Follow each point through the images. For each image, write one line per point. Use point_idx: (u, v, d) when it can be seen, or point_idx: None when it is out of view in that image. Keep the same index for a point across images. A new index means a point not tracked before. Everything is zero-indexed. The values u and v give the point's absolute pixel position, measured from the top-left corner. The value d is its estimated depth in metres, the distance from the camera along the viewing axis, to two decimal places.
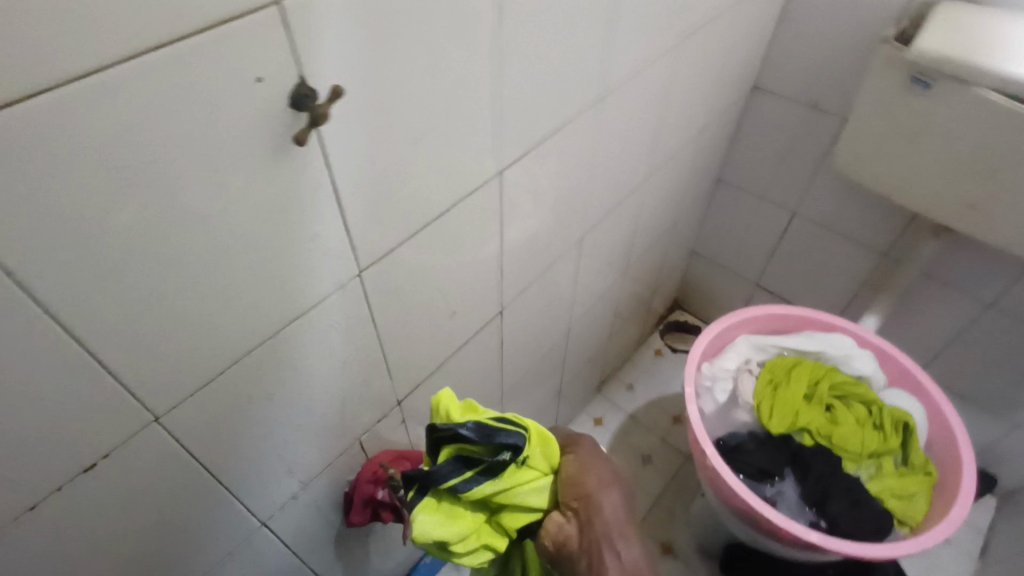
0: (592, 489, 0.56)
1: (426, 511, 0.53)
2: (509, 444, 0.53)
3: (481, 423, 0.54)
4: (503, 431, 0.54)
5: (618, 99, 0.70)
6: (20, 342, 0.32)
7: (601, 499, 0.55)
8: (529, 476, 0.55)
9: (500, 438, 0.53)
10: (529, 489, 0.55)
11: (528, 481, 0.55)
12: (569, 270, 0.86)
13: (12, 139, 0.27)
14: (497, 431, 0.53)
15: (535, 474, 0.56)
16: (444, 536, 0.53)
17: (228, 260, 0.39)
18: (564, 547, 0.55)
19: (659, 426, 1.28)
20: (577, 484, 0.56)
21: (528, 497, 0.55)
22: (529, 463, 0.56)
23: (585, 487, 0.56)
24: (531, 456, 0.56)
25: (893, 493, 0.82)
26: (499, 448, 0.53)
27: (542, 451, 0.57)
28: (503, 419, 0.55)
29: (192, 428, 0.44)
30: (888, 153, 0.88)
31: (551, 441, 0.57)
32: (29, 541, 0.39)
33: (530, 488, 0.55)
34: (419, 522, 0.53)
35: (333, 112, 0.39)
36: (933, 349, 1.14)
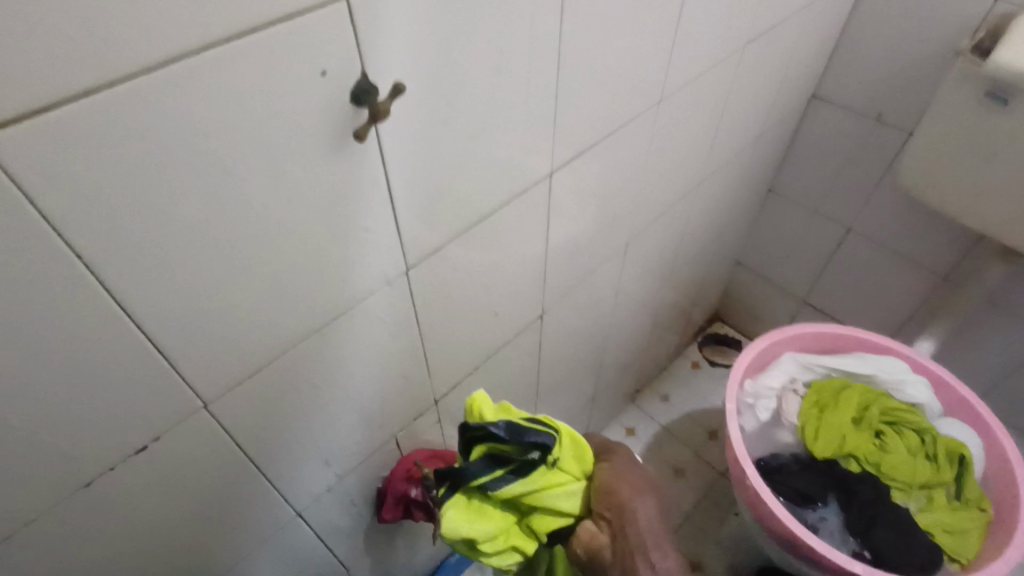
0: (626, 496, 0.53)
1: (457, 507, 0.53)
2: (538, 442, 0.52)
3: (511, 422, 0.53)
4: (533, 429, 0.53)
5: (673, 104, 0.69)
6: (86, 323, 0.33)
7: (635, 507, 0.52)
8: (561, 479, 0.54)
9: (529, 436, 0.52)
10: (561, 493, 0.53)
11: (560, 485, 0.54)
12: (612, 275, 0.85)
13: (93, 124, 0.27)
14: (528, 431, 0.53)
15: (567, 477, 0.54)
16: (472, 532, 0.52)
17: (282, 252, 0.39)
18: (597, 554, 0.52)
19: (693, 439, 1.25)
20: (609, 492, 0.54)
21: (558, 499, 0.53)
22: (562, 466, 0.54)
23: (617, 495, 0.53)
24: (564, 458, 0.55)
25: (943, 528, 0.78)
26: (530, 447, 0.53)
27: (575, 455, 0.56)
28: (534, 420, 0.54)
29: (238, 415, 0.45)
30: (956, 171, 0.84)
31: (582, 445, 0.56)
32: (80, 516, 0.40)
33: (561, 491, 0.53)
34: (449, 516, 0.52)
35: (393, 109, 0.39)
36: (990, 378, 1.08)
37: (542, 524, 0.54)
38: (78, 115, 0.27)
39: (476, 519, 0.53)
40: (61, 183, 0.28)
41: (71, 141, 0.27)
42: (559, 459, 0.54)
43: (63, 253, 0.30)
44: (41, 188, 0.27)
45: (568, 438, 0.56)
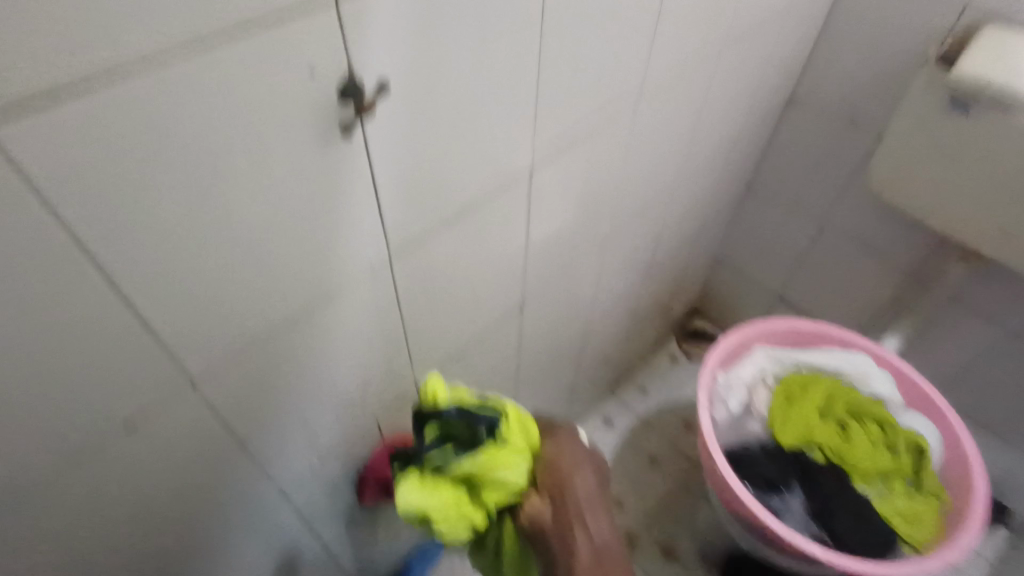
0: (568, 471, 0.56)
1: (409, 483, 0.52)
2: (486, 422, 0.54)
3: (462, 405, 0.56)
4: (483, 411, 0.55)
5: (652, 103, 0.71)
6: (79, 303, 0.34)
7: (575, 483, 0.55)
8: (509, 454, 0.53)
9: (479, 417, 0.55)
10: (509, 467, 0.53)
11: (507, 458, 0.53)
12: (592, 268, 0.87)
13: (92, 114, 0.29)
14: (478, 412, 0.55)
15: (516, 451, 0.54)
16: (424, 505, 0.51)
17: (270, 239, 0.41)
18: (539, 528, 0.54)
19: (669, 430, 1.28)
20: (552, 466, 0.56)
21: (508, 473, 0.52)
22: (510, 442, 0.55)
23: (560, 471, 0.56)
24: (513, 436, 0.55)
25: (901, 515, 0.82)
26: (478, 425, 0.54)
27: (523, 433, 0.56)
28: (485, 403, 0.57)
29: (223, 396, 0.47)
30: (923, 174, 0.87)
31: (529, 425, 0.57)
32: (70, 490, 0.42)
33: (510, 465, 0.53)
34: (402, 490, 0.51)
35: (377, 104, 0.41)
36: (954, 374, 1.12)
37: (494, 498, 0.53)
38: (78, 105, 0.28)
39: (427, 494, 0.52)
40: (60, 169, 0.29)
41: (70, 129, 0.29)
42: (506, 435, 0.55)
43: (60, 236, 0.31)
44: (42, 173, 0.29)
45: (516, 418, 0.57)
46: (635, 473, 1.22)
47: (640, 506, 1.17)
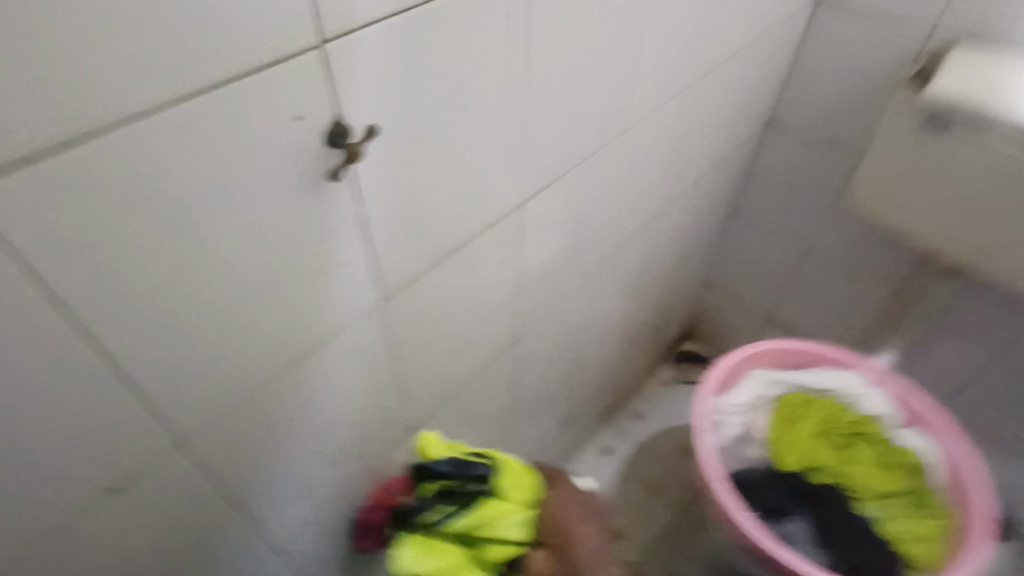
0: (570, 521, 0.59)
1: (410, 548, 0.54)
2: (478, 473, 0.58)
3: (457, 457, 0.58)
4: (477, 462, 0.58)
5: (636, 134, 0.71)
6: (58, 369, 0.33)
7: (578, 535, 0.58)
8: (507, 507, 0.57)
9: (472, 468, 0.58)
10: (508, 521, 0.56)
11: (506, 513, 0.57)
12: (583, 297, 0.86)
13: (70, 174, 0.28)
14: (471, 464, 0.58)
15: (514, 503, 0.58)
16: (427, 569, 0.53)
17: (257, 290, 0.40)
18: None
19: (667, 456, 1.27)
20: (554, 518, 0.59)
21: (507, 527, 0.56)
22: (507, 495, 0.58)
23: (562, 523, 0.58)
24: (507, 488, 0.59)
25: (906, 535, 0.82)
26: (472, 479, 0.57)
27: (518, 484, 0.60)
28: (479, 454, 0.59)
29: (212, 453, 0.45)
30: (904, 193, 0.89)
31: (523, 473, 0.60)
32: (50, 564, 0.40)
33: (509, 519, 0.56)
34: (402, 556, 0.53)
35: (366, 150, 0.40)
36: (946, 388, 1.13)
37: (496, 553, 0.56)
38: (53, 167, 0.27)
39: (430, 557, 0.54)
40: (37, 233, 0.28)
41: (48, 193, 0.28)
42: (501, 486, 0.58)
43: (37, 301, 0.30)
44: (18, 239, 0.28)
45: (510, 467, 0.60)
46: (635, 503, 1.20)
47: (642, 537, 1.15)
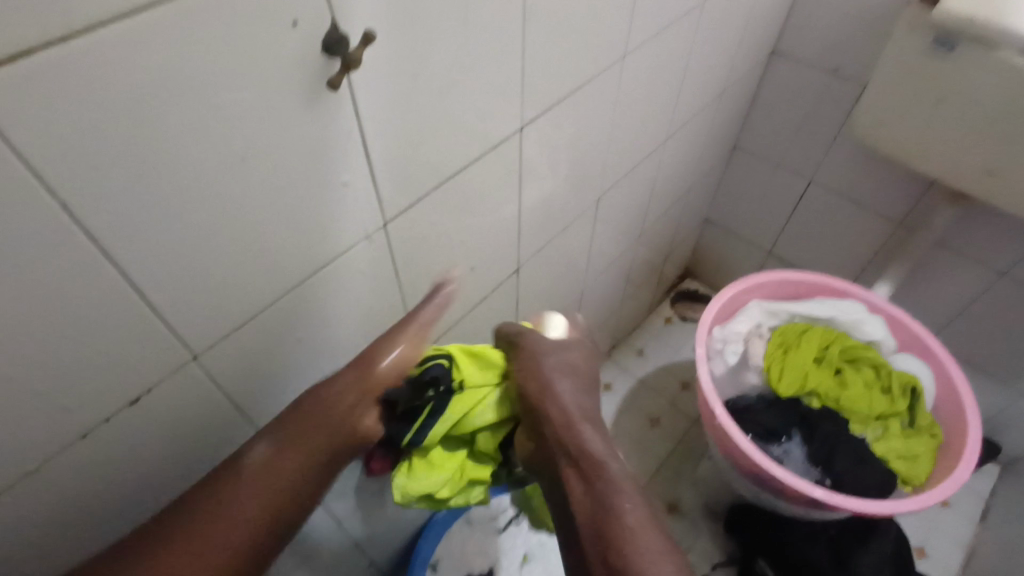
0: (541, 386, 0.52)
1: (404, 476, 0.56)
2: (432, 379, 0.53)
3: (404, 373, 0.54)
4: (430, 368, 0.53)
5: (637, 60, 0.70)
6: (74, 275, 0.33)
7: (545, 406, 0.51)
8: (478, 396, 0.55)
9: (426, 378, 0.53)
10: (482, 408, 0.54)
11: (479, 402, 0.55)
12: (584, 231, 0.87)
13: (71, 73, 0.28)
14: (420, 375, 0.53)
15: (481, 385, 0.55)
16: (430, 488, 0.55)
17: (262, 203, 0.40)
18: (533, 454, 0.53)
19: (668, 390, 1.30)
20: (525, 387, 0.53)
21: (485, 416, 0.55)
22: (471, 383, 0.55)
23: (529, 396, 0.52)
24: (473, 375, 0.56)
25: (897, 454, 0.85)
26: (427, 387, 0.53)
27: (478, 367, 0.56)
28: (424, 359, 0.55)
29: (225, 368, 0.46)
30: (908, 119, 0.88)
31: (483, 354, 0.56)
32: (76, 470, 0.41)
33: (484, 408, 0.55)
34: (400, 485, 0.55)
35: (363, 57, 0.39)
36: (943, 318, 1.15)
37: (489, 443, 0.56)
38: (50, 65, 0.27)
39: (426, 476, 0.55)
40: (43, 135, 0.28)
41: (49, 91, 0.28)
42: (464, 379, 0.55)
43: (48, 204, 0.30)
44: (22, 141, 0.28)
45: (463, 354, 0.56)
46: (636, 434, 1.24)
47: (642, 465, 1.19)
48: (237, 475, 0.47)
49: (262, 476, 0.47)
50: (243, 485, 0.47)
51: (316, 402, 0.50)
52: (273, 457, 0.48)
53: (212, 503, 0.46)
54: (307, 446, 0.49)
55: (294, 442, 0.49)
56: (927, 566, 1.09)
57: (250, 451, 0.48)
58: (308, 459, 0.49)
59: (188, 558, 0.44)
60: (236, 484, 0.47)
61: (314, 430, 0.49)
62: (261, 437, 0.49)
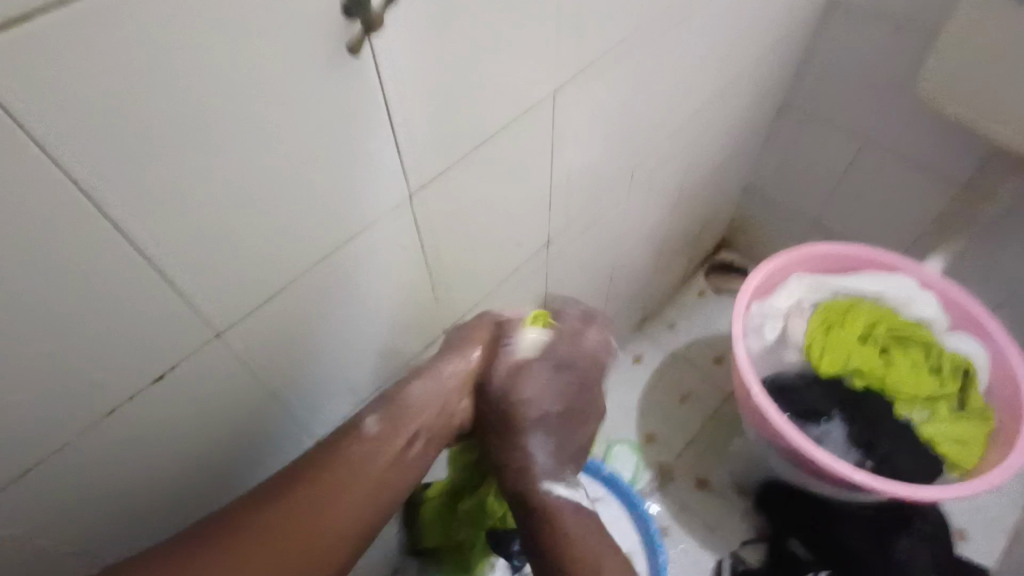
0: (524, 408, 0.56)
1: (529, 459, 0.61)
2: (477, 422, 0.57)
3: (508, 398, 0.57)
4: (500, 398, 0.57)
5: (681, 18, 0.65)
6: (89, 251, 0.32)
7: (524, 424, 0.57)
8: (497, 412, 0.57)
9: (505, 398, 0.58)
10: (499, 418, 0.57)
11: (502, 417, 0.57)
12: (619, 201, 0.83)
13: (77, 37, 0.26)
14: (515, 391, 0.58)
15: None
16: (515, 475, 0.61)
17: (283, 175, 0.38)
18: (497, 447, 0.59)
19: (701, 364, 1.27)
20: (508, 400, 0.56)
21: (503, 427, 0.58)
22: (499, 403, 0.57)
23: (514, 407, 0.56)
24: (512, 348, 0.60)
25: (946, 438, 0.81)
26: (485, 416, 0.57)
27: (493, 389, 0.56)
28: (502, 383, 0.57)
29: (251, 345, 0.45)
30: (977, 77, 0.81)
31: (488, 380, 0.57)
32: (103, 447, 0.41)
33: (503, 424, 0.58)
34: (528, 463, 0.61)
35: (387, 18, 0.37)
36: (1001, 290, 1.08)
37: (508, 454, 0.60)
38: (56, 29, 0.25)
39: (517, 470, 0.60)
40: (51, 105, 0.27)
41: (52, 57, 0.26)
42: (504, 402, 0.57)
43: (58, 176, 0.29)
44: (27, 110, 0.26)
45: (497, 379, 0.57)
46: (666, 408, 1.21)
47: (672, 439, 1.18)
48: (351, 440, 0.51)
49: (376, 444, 0.51)
50: (358, 452, 0.51)
51: (424, 386, 0.54)
52: (383, 428, 0.52)
53: (335, 463, 0.50)
54: (409, 422, 0.53)
55: (398, 415, 0.53)
56: (967, 549, 1.06)
57: (362, 422, 0.52)
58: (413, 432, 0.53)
59: (310, 508, 0.48)
60: (352, 448, 0.51)
61: (342, 476, 0.50)
62: (367, 411, 0.53)
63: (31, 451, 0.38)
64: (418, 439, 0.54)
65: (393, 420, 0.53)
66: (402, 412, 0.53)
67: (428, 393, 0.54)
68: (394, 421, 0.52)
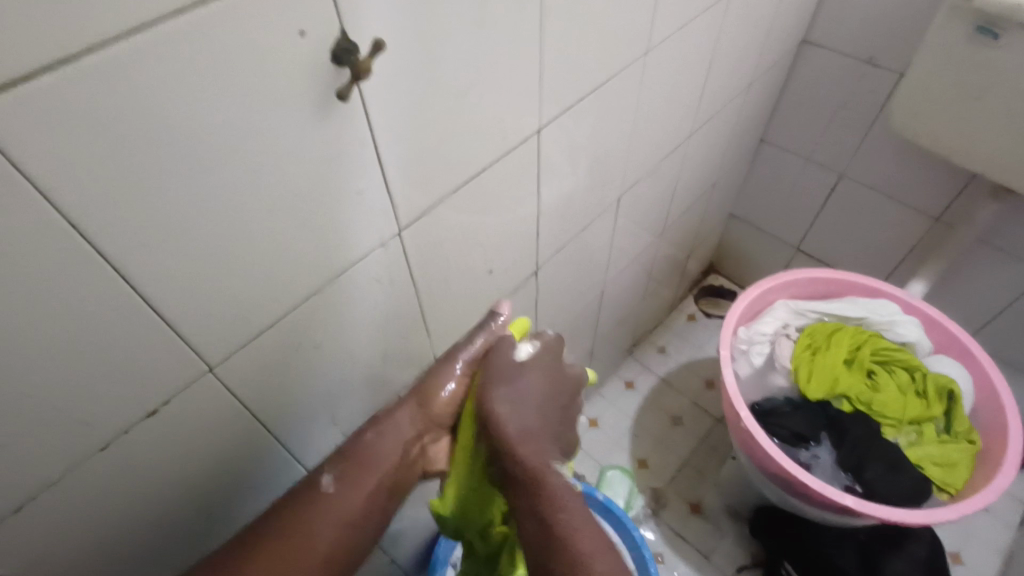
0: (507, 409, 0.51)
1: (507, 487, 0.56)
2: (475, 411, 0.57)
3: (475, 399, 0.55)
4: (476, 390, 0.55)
5: (660, 56, 0.68)
6: (85, 292, 0.33)
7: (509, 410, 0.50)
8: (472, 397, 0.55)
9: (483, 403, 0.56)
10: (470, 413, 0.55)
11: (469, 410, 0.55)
12: (605, 229, 0.85)
13: (77, 91, 0.28)
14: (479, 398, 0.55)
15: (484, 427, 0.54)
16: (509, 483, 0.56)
17: (275, 216, 0.40)
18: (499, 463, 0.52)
19: (691, 389, 1.27)
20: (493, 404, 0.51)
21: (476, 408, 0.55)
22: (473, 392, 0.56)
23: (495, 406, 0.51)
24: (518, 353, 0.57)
25: (933, 461, 0.82)
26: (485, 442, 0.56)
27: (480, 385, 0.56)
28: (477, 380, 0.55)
29: (242, 378, 0.46)
30: (950, 108, 0.84)
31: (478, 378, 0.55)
32: (94, 484, 0.42)
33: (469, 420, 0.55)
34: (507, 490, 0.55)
35: (375, 65, 0.39)
36: (985, 314, 1.10)
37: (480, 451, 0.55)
38: (56, 84, 0.27)
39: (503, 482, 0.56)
40: (51, 154, 0.28)
41: (52, 111, 0.27)
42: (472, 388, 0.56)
43: (57, 223, 0.30)
44: (28, 159, 0.28)
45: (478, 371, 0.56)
46: (658, 434, 1.22)
47: (665, 465, 1.18)
48: (313, 500, 0.50)
49: (335, 502, 0.51)
50: (318, 514, 0.50)
51: (379, 437, 0.53)
52: (341, 486, 0.51)
53: (308, 511, 0.50)
54: (367, 476, 0.52)
55: (358, 470, 0.52)
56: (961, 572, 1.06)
57: (318, 481, 0.51)
58: (373, 485, 0.52)
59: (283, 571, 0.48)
60: (324, 501, 0.50)
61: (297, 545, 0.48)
62: (323, 468, 0.52)
63: (23, 490, 0.38)
64: (370, 498, 0.52)
65: (340, 477, 0.52)
66: (357, 467, 0.52)
67: (384, 445, 0.53)
68: (342, 480, 0.51)
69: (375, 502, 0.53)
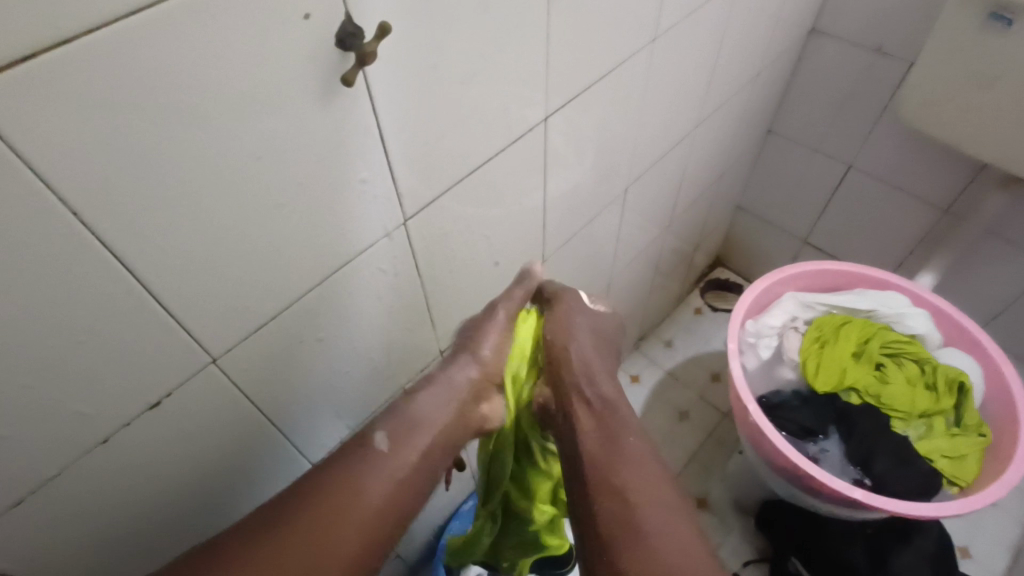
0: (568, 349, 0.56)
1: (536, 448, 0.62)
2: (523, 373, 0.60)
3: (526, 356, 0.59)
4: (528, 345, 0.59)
5: (667, 45, 0.67)
6: (84, 280, 0.33)
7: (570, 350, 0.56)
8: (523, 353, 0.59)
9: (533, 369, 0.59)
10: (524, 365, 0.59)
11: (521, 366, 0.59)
12: (612, 220, 0.84)
13: (75, 73, 0.27)
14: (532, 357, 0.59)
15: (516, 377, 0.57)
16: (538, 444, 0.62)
17: (277, 205, 0.39)
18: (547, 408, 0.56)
19: (697, 383, 1.27)
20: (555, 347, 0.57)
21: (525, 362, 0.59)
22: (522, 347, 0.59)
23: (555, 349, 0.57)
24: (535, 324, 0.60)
25: (943, 454, 0.81)
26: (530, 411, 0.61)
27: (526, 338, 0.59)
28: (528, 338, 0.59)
29: (245, 369, 0.46)
30: (960, 97, 0.82)
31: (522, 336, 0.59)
32: (97, 475, 0.41)
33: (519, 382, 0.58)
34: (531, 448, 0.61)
35: (380, 50, 0.38)
36: (996, 306, 1.09)
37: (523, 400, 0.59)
38: (53, 66, 0.26)
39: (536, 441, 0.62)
40: (48, 139, 0.28)
41: (48, 94, 0.27)
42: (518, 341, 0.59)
43: (54, 210, 0.30)
44: (24, 145, 0.27)
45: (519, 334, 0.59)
46: (664, 428, 1.21)
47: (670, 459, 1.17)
48: (361, 457, 0.48)
49: (388, 458, 0.49)
50: (367, 467, 0.48)
51: (429, 396, 0.53)
52: (394, 442, 0.50)
53: (344, 476, 0.47)
54: (419, 434, 0.51)
55: (410, 428, 0.51)
56: (970, 567, 1.05)
57: (371, 437, 0.49)
58: (427, 443, 0.51)
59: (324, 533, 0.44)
60: (365, 464, 0.48)
61: (347, 501, 0.46)
62: (377, 426, 0.51)
63: (25, 482, 0.38)
64: (426, 455, 0.51)
65: (394, 432, 0.50)
66: (411, 423, 0.51)
67: (434, 404, 0.53)
68: (400, 431, 0.51)
69: (433, 460, 0.51)
